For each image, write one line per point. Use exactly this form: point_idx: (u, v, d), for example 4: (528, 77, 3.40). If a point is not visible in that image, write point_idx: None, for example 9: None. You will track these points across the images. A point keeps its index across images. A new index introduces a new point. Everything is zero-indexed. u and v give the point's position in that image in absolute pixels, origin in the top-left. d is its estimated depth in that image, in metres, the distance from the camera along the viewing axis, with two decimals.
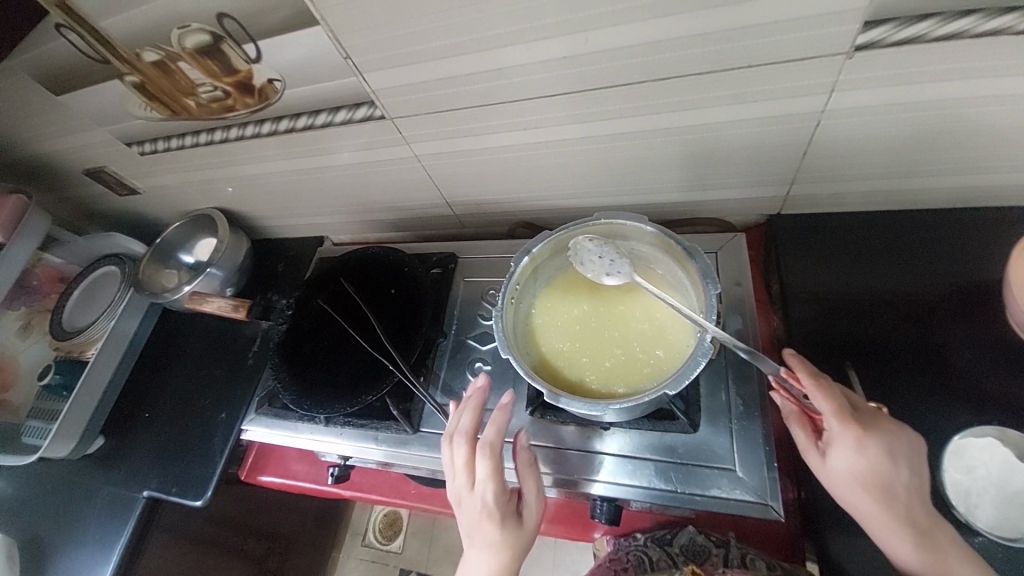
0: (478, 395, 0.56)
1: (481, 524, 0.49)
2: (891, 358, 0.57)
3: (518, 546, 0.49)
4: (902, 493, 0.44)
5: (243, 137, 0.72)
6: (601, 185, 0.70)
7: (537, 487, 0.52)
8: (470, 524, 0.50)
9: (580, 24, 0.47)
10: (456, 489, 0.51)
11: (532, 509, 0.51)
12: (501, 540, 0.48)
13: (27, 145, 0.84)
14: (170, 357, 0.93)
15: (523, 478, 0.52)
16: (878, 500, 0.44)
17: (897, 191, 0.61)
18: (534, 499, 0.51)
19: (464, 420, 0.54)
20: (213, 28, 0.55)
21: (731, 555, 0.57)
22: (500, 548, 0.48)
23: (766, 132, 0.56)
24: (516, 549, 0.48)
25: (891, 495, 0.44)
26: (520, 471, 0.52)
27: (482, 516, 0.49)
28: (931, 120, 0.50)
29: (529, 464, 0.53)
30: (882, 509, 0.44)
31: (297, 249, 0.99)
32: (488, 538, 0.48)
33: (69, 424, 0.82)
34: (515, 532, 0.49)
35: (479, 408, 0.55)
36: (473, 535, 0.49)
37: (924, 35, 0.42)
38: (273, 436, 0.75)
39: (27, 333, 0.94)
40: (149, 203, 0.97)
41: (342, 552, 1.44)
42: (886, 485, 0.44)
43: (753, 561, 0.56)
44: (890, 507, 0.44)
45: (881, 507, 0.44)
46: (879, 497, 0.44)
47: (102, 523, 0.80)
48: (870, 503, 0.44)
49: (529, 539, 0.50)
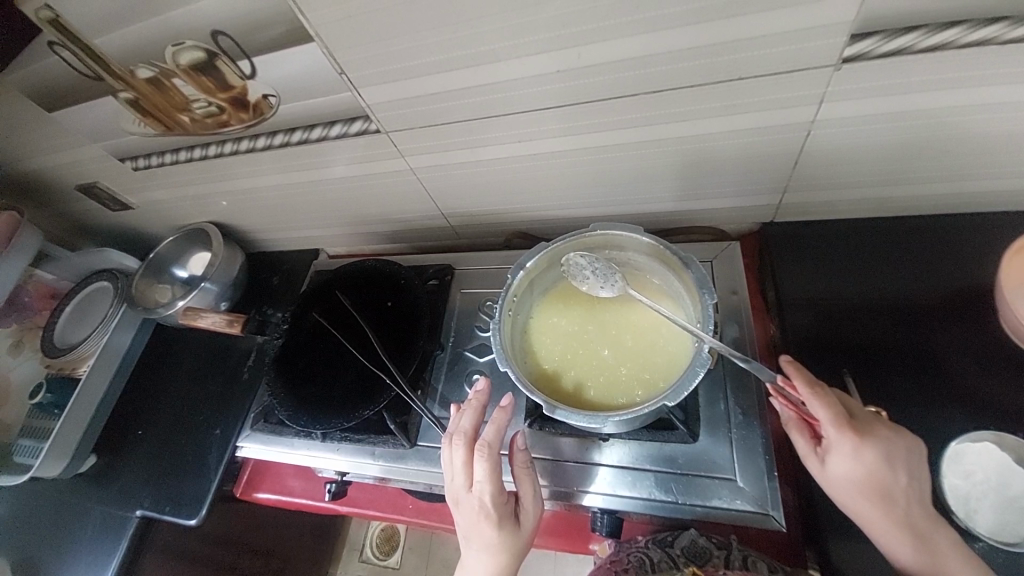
0: (478, 397, 0.55)
1: (478, 525, 0.48)
2: (887, 364, 0.58)
3: (515, 548, 0.48)
4: (902, 497, 0.44)
5: (238, 152, 0.72)
6: (595, 195, 0.70)
7: (534, 491, 0.52)
8: (467, 526, 0.49)
9: (573, 39, 0.48)
10: (454, 491, 0.51)
11: (529, 512, 0.51)
12: (498, 542, 0.48)
13: (19, 162, 0.84)
14: (164, 373, 0.92)
15: (520, 480, 0.52)
16: (878, 505, 0.44)
17: (887, 199, 0.62)
18: (531, 502, 0.51)
19: (464, 422, 0.53)
20: (207, 45, 0.55)
21: (733, 556, 0.55)
22: (497, 551, 0.48)
23: (758, 141, 0.57)
24: (513, 551, 0.48)
25: (891, 500, 0.44)
26: (517, 474, 0.52)
27: (480, 518, 0.48)
28: (919, 130, 0.51)
29: (526, 468, 0.52)
30: (882, 513, 0.44)
31: (293, 262, 0.98)
32: (485, 540, 0.48)
33: (61, 442, 0.81)
34: (513, 534, 0.48)
35: (479, 408, 0.54)
36: (471, 537, 0.49)
37: (909, 47, 0.43)
38: (269, 452, 0.74)
39: (18, 350, 0.93)
40: (141, 217, 0.96)
41: (339, 568, 1.42)
42: (885, 490, 0.43)
43: (755, 563, 0.54)
44: (889, 511, 0.44)
45: (880, 511, 0.44)
46: (879, 503, 0.44)
47: (93, 544, 0.78)
48: (870, 507, 0.44)
49: (526, 541, 0.49)
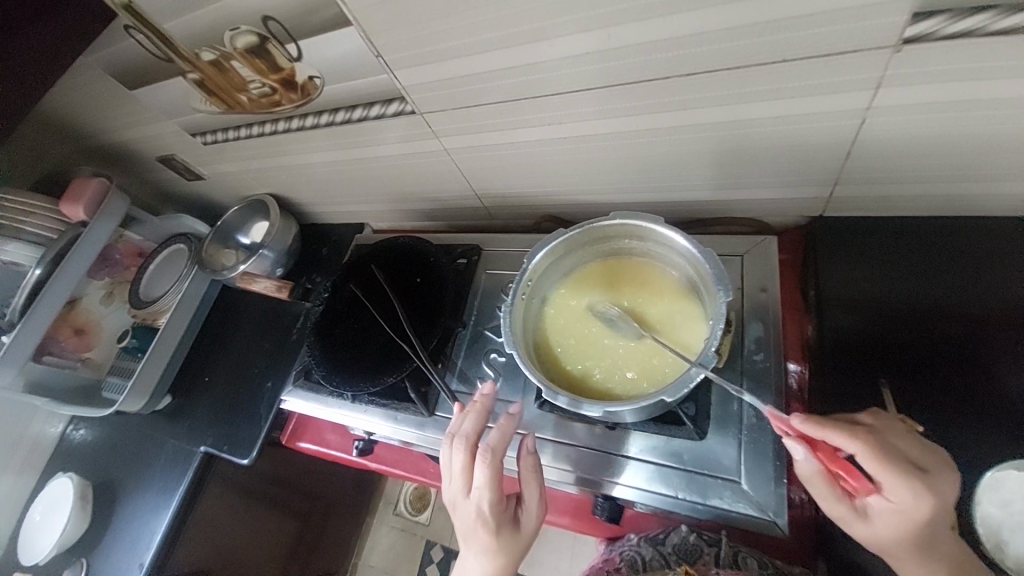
0: (483, 399, 0.57)
1: (475, 530, 0.51)
2: (925, 377, 0.54)
3: (514, 551, 0.51)
4: (942, 536, 0.39)
5: (290, 129, 0.77)
6: (629, 181, 0.69)
7: (537, 495, 0.53)
8: (465, 528, 0.52)
9: (604, 20, 0.47)
10: (453, 493, 0.53)
11: (530, 518, 0.53)
12: (497, 544, 0.51)
13: (111, 136, 0.95)
14: (228, 328, 1.03)
15: (523, 484, 0.53)
16: (922, 550, 0.39)
17: (956, 196, 0.56)
18: (534, 509, 0.53)
19: (466, 425, 0.55)
20: (259, 29, 0.60)
21: (723, 554, 0.55)
22: (495, 553, 0.50)
23: (805, 128, 0.53)
24: (511, 553, 0.51)
25: (934, 541, 0.39)
26: (522, 476, 0.53)
27: (477, 523, 0.51)
28: (994, 121, 0.46)
29: (532, 472, 0.53)
30: (921, 557, 0.40)
31: (340, 234, 1.05)
32: (483, 544, 0.51)
33: (143, 382, 0.94)
34: (511, 539, 0.51)
35: (483, 413, 0.56)
36: (469, 538, 0.52)
37: (979, 28, 0.38)
38: (306, 407, 0.81)
39: (111, 300, 1.03)
40: (212, 187, 1.06)
41: (376, 518, 1.53)
42: (931, 535, 0.39)
43: (744, 560, 0.54)
44: (929, 553, 0.40)
45: (920, 555, 0.40)
46: (923, 548, 0.39)
47: (167, 470, 0.91)
48: (912, 552, 0.40)
49: (524, 545, 0.52)
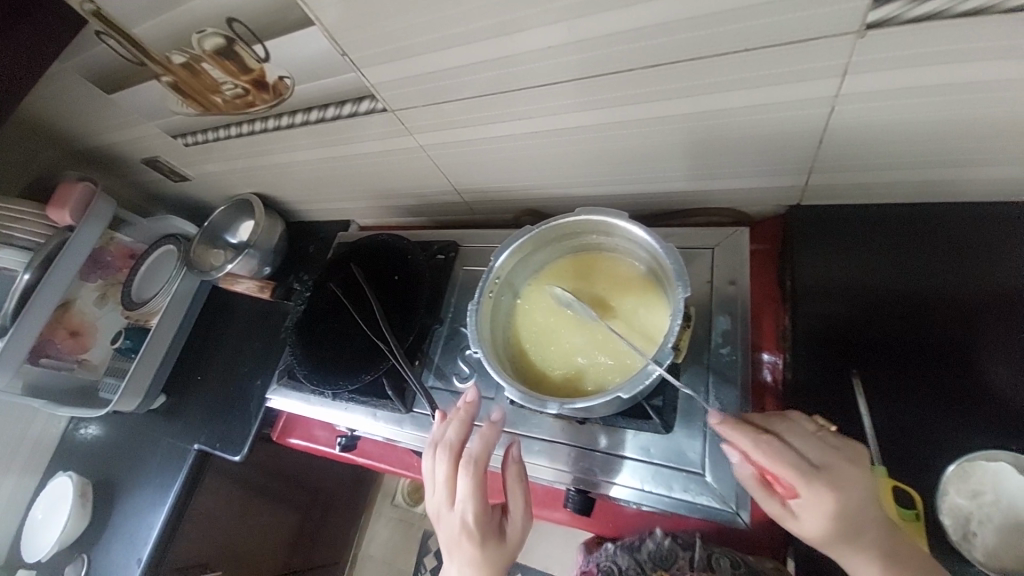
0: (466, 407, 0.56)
1: (460, 541, 0.49)
2: (900, 369, 0.54)
3: (499, 564, 0.49)
4: (867, 524, 0.39)
5: (267, 129, 0.77)
6: (603, 173, 0.68)
7: (524, 505, 0.52)
8: (450, 541, 0.50)
9: (564, 13, 0.46)
10: (437, 504, 0.52)
11: (517, 529, 0.50)
12: (483, 557, 0.48)
13: (95, 140, 0.95)
14: (218, 327, 1.04)
15: (509, 494, 0.52)
16: (849, 540, 0.39)
17: (931, 182, 0.55)
18: (521, 520, 0.50)
19: (449, 433, 0.54)
20: (225, 31, 0.59)
21: (697, 557, 0.55)
22: (480, 567, 0.48)
23: (774, 117, 0.52)
24: (497, 567, 0.48)
25: (860, 531, 0.39)
26: (507, 485, 0.52)
27: (462, 534, 0.49)
28: (963, 106, 0.45)
29: (518, 480, 0.52)
30: (853, 546, 0.39)
31: (326, 232, 1.05)
32: (467, 557, 0.48)
33: (136, 382, 0.96)
34: (496, 552, 0.49)
35: (467, 421, 0.55)
36: (453, 551, 0.50)
37: (943, 11, 0.37)
38: (291, 405, 0.82)
39: (103, 302, 1.04)
40: (198, 187, 1.06)
41: (375, 509, 1.56)
42: (853, 523, 0.39)
43: (718, 561, 0.54)
44: (858, 542, 0.39)
45: (849, 543, 0.39)
46: (849, 538, 0.39)
47: (163, 466, 0.93)
48: (841, 544, 0.39)
49: (511, 559, 0.49)
